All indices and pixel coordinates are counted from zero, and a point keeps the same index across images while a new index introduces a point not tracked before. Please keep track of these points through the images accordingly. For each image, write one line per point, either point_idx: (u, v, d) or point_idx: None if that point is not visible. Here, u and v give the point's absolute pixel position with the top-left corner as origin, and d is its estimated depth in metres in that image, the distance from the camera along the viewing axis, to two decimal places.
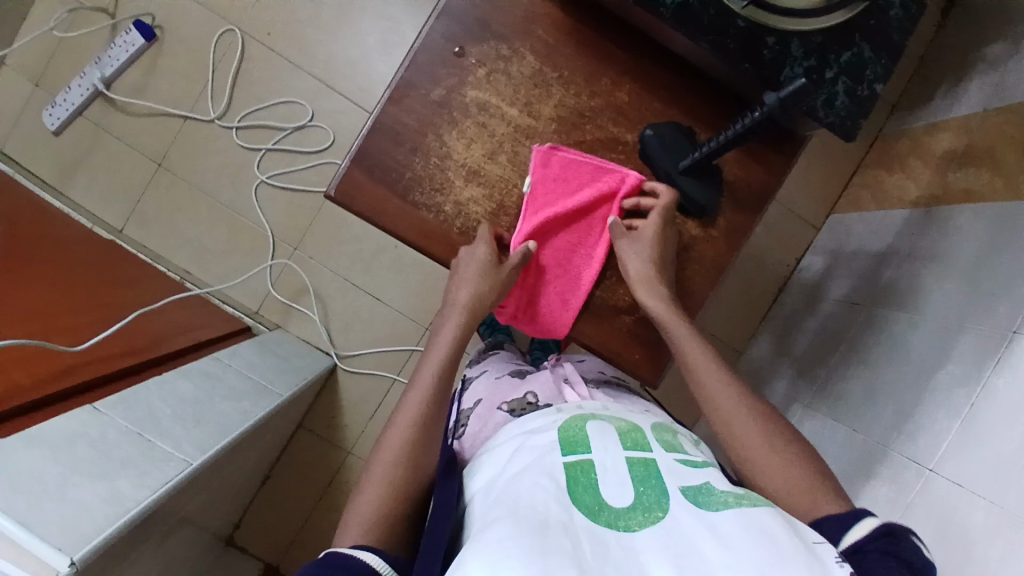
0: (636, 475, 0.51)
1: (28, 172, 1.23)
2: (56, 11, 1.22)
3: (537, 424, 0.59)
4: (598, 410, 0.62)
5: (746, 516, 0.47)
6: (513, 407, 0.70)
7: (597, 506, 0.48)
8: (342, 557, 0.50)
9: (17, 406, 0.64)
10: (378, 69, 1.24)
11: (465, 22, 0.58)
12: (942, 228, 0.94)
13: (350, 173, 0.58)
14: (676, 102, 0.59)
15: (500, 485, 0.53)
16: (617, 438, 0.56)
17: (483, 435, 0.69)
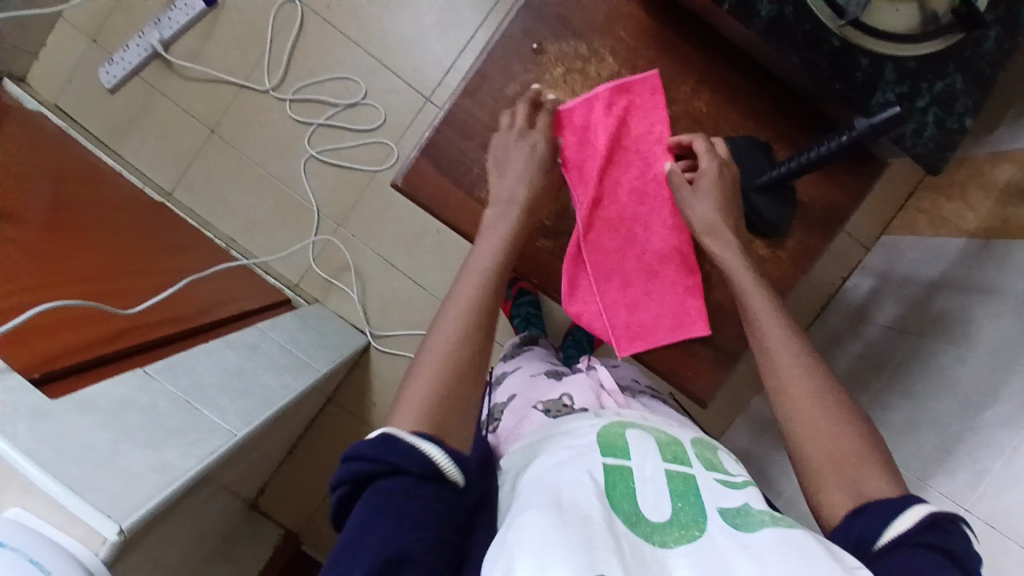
0: (675, 489, 0.49)
1: (85, 129, 1.25)
2: None
3: (574, 426, 0.57)
4: (636, 419, 0.59)
5: (785, 535, 0.44)
6: (549, 407, 0.66)
7: (636, 514, 0.46)
8: (400, 441, 0.46)
9: (68, 368, 0.66)
10: (434, 51, 1.23)
11: (547, 18, 0.56)
12: (1001, 262, 0.91)
13: (418, 164, 0.57)
14: (755, 116, 0.57)
15: (534, 477, 0.51)
16: (657, 450, 0.54)
17: (517, 433, 0.65)
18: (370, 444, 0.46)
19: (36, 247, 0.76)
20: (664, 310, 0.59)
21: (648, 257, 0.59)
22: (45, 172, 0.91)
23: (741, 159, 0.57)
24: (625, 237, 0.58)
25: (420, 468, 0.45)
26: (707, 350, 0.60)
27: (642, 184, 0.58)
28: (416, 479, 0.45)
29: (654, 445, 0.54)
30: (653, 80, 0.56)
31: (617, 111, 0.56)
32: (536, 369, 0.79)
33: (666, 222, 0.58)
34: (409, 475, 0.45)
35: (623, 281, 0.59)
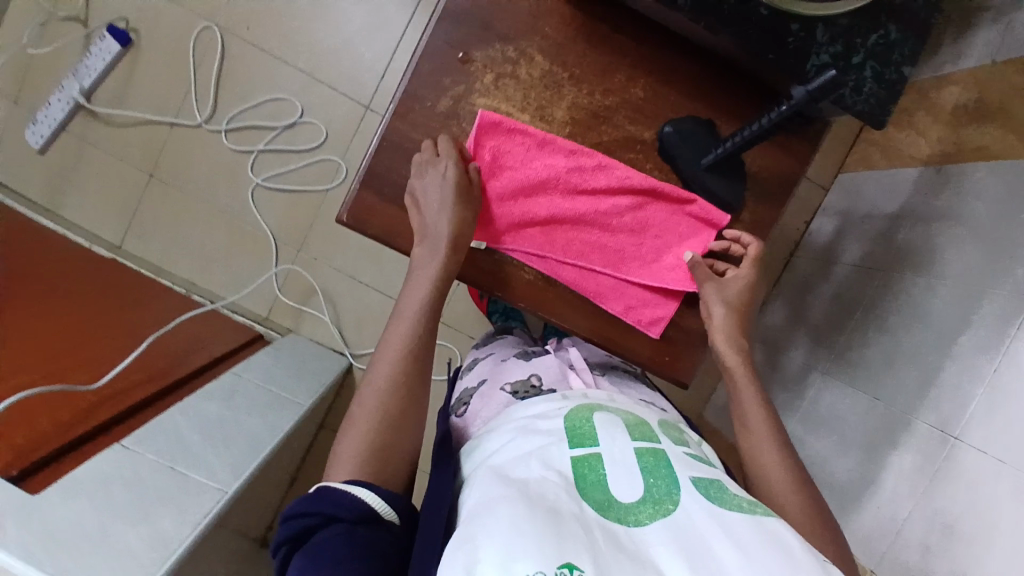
0: (645, 465, 0.43)
1: (15, 192, 1.19)
2: (22, 24, 1.16)
3: (541, 408, 0.50)
4: (603, 400, 0.52)
5: (764, 524, 0.39)
6: (516, 388, 0.58)
7: (607, 502, 0.40)
8: (335, 493, 0.46)
9: (44, 457, 0.64)
10: (366, 56, 1.19)
11: (468, 25, 0.54)
12: (957, 186, 0.92)
13: (361, 196, 0.56)
14: (694, 95, 0.57)
15: (494, 461, 0.45)
16: (625, 430, 0.47)
17: (483, 416, 0.57)
18: (304, 500, 0.47)
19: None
20: (631, 297, 0.59)
21: (615, 241, 0.59)
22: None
23: (683, 143, 0.56)
24: (585, 229, 0.58)
25: (353, 512, 0.45)
26: (680, 335, 0.61)
27: (563, 190, 0.57)
28: (351, 524, 0.45)
29: (622, 424, 0.47)
30: (485, 120, 0.54)
31: (489, 157, 0.56)
32: (507, 353, 0.69)
33: (613, 195, 0.57)
34: (344, 521, 0.45)
35: (584, 273, 0.58)
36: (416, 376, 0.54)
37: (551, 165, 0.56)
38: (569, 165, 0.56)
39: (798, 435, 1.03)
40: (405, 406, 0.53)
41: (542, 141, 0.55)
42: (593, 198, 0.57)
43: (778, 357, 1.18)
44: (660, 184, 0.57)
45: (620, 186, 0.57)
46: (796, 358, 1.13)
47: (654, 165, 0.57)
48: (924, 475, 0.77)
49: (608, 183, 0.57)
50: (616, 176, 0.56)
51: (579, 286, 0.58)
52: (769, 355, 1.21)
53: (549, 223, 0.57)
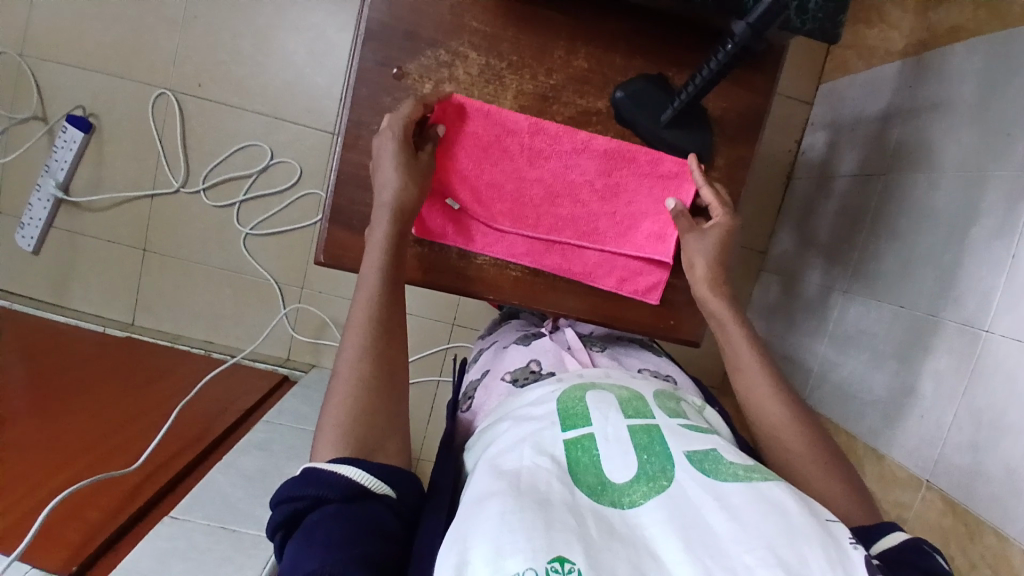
0: (639, 443, 0.43)
1: (25, 297, 1.23)
2: None
3: (535, 396, 0.50)
4: (600, 377, 0.52)
5: (760, 490, 0.39)
6: (516, 376, 0.57)
7: (600, 484, 0.41)
8: (321, 472, 0.43)
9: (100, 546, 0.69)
10: (319, 83, 1.18)
11: (394, 39, 0.53)
12: (941, 71, 0.88)
13: (332, 233, 0.56)
14: (639, 53, 0.55)
15: (490, 450, 0.45)
16: (617, 407, 0.46)
17: (486, 407, 0.57)
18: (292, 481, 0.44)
19: (25, 444, 0.78)
20: (621, 268, 0.59)
21: (589, 211, 0.57)
22: (11, 365, 0.93)
23: (637, 101, 0.54)
24: (558, 207, 0.57)
25: (341, 492, 0.43)
26: (679, 295, 0.60)
27: (527, 166, 0.56)
28: (340, 503, 0.42)
29: (615, 401, 0.47)
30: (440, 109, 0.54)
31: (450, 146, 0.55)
32: (509, 339, 0.68)
33: (577, 162, 0.56)
34: (332, 502, 0.43)
35: (566, 253, 0.58)
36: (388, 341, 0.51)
37: (506, 154, 0.56)
38: (528, 140, 0.55)
39: (829, 358, 1.01)
40: (377, 411, 0.48)
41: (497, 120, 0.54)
42: (559, 171, 0.56)
43: (795, 284, 1.16)
44: (637, 149, 0.56)
45: (584, 154, 0.56)
46: (813, 281, 1.11)
47: (614, 133, 0.56)
48: (961, 375, 0.74)
49: (572, 153, 0.56)
50: (577, 146, 0.55)
51: (566, 268, 0.58)
52: (787, 283, 1.19)
53: (522, 206, 0.57)
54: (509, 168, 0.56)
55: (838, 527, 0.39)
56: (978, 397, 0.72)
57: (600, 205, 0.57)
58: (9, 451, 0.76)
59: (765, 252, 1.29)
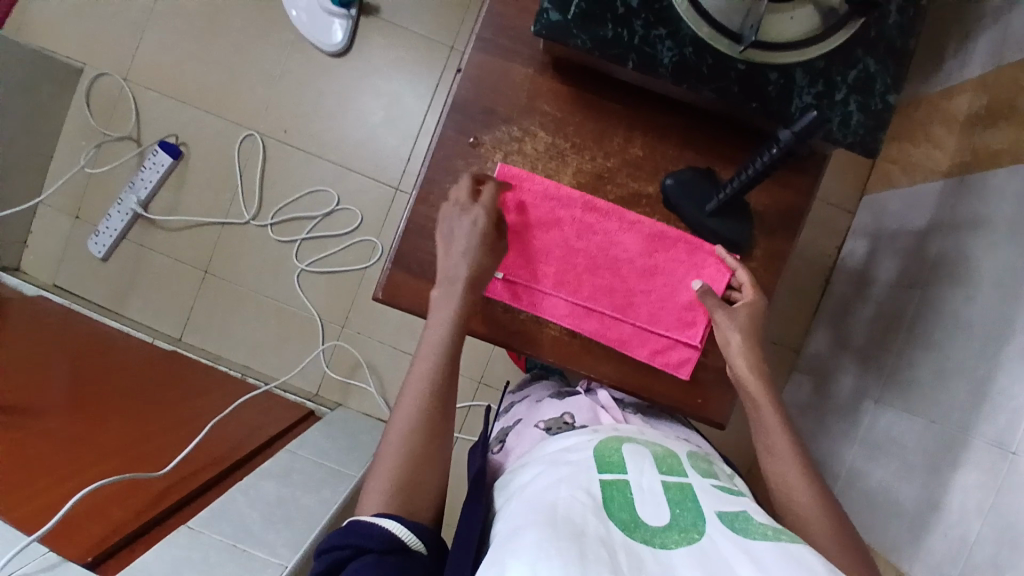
0: (672, 497, 0.46)
1: (86, 299, 1.32)
2: (85, 149, 1.32)
3: (570, 442, 0.53)
4: (633, 433, 0.56)
5: (788, 549, 0.40)
6: (550, 425, 0.61)
7: (633, 522, 0.43)
8: (364, 525, 0.50)
9: (121, 540, 0.71)
10: (390, 142, 1.29)
11: (474, 113, 0.60)
12: (982, 194, 0.92)
13: (393, 275, 0.61)
14: (691, 147, 0.60)
15: (528, 492, 0.48)
16: (653, 462, 0.50)
17: (518, 454, 0.60)
18: (340, 529, 0.51)
19: (59, 436, 0.82)
20: (655, 341, 0.61)
21: (628, 285, 0.61)
22: (62, 363, 0.98)
23: (686, 194, 0.59)
24: (599, 277, 0.61)
25: (380, 544, 0.49)
26: (711, 374, 0.62)
27: (573, 236, 0.61)
28: (379, 554, 0.49)
29: (649, 456, 0.51)
30: (497, 180, 0.60)
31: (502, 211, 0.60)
32: (543, 394, 0.71)
33: (621, 238, 0.60)
34: (372, 551, 0.49)
35: (604, 322, 0.61)
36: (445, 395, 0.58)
37: (556, 225, 0.60)
38: (575, 214, 0.60)
39: (857, 468, 0.98)
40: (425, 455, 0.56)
41: (547, 194, 0.60)
42: (604, 245, 0.61)
43: (827, 385, 1.15)
44: (681, 236, 0.60)
45: (628, 232, 0.60)
46: (845, 386, 1.10)
47: (660, 215, 0.61)
48: (987, 495, 0.72)
49: (617, 230, 0.60)
50: (624, 225, 0.60)
51: (601, 335, 0.61)
52: (818, 384, 1.18)
53: (564, 272, 0.61)
54: (556, 237, 0.61)
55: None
56: (1001, 517, 0.69)
57: (639, 281, 0.61)
58: (44, 441, 0.80)
59: (798, 351, 1.29)
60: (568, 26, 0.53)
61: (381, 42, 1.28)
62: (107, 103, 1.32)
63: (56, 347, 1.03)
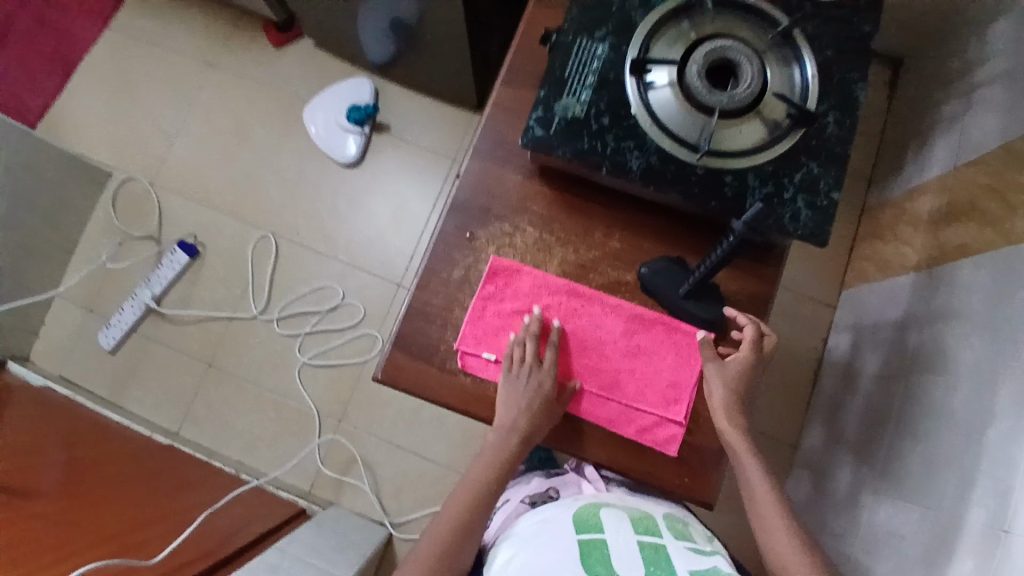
0: (646, 555, 0.54)
1: (87, 390, 1.35)
2: (108, 245, 1.41)
3: (556, 509, 0.61)
4: (612, 498, 0.64)
5: None
6: (535, 499, 0.69)
7: (609, 575, 0.51)
8: None
9: None
10: (396, 243, 1.39)
11: (471, 212, 0.68)
12: (950, 286, 0.98)
13: (393, 355, 0.65)
14: (663, 240, 0.67)
15: (516, 561, 0.56)
16: (630, 524, 0.59)
17: (501, 522, 0.70)
18: None
19: (46, 526, 0.82)
20: (642, 418, 0.64)
21: (613, 365, 0.65)
22: (56, 453, 0.99)
23: (665, 280, 0.65)
24: (586, 358, 0.65)
25: None
26: (697, 453, 0.64)
27: (560, 321, 0.66)
28: None
29: (627, 519, 0.60)
30: (489, 271, 0.66)
31: (495, 298, 0.66)
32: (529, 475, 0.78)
33: (604, 321, 0.65)
34: None
35: (592, 401, 0.64)
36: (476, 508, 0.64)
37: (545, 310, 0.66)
38: (560, 299, 0.66)
39: (861, 565, 0.96)
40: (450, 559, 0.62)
41: (534, 281, 0.66)
42: (588, 327, 0.66)
43: (825, 479, 1.14)
44: (660, 316, 0.65)
45: (612, 316, 0.65)
46: (843, 479, 1.09)
47: (639, 301, 0.66)
48: None
49: (601, 314, 0.65)
50: (607, 310, 0.65)
51: (589, 413, 0.64)
52: (816, 478, 1.17)
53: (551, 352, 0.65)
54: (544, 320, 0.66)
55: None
56: None
57: (624, 362, 0.65)
58: (29, 531, 0.79)
59: (794, 445, 1.29)
60: (551, 139, 0.62)
61: (393, 155, 1.42)
62: (134, 206, 1.43)
63: (53, 436, 1.04)
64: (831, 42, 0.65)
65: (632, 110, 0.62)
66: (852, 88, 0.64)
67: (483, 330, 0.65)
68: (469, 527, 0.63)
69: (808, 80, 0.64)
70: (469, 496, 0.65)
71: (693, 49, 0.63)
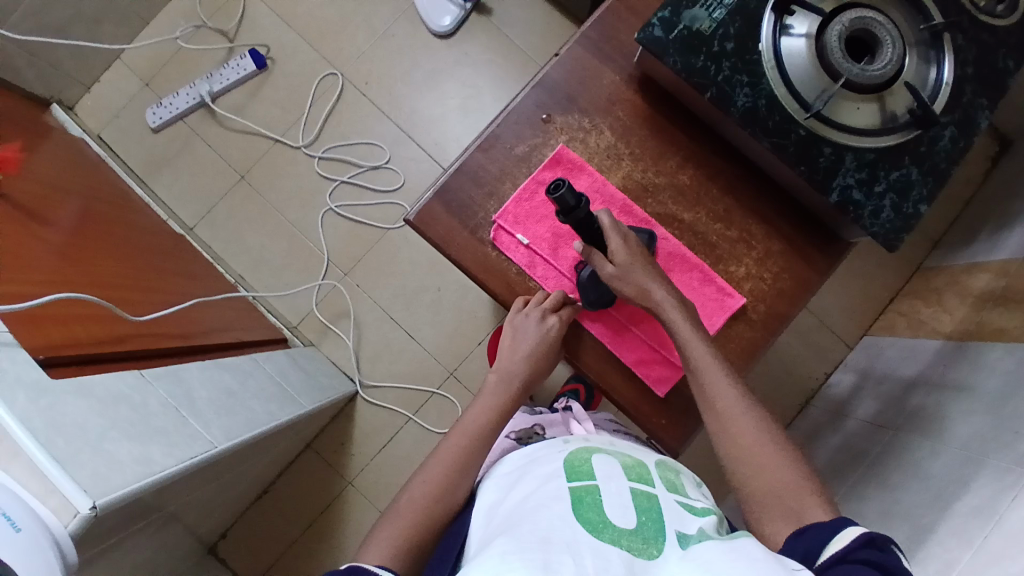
0: (638, 505, 0.54)
1: (120, 159, 1.36)
2: (182, 25, 1.39)
3: (544, 453, 0.62)
4: (603, 444, 0.64)
5: (735, 548, 0.48)
6: (520, 435, 0.70)
7: (601, 523, 0.51)
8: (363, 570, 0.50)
9: (83, 354, 0.73)
10: (456, 129, 1.36)
11: (555, 94, 0.66)
12: (974, 362, 0.96)
13: (431, 205, 0.65)
14: (731, 193, 0.65)
15: (504, 506, 0.56)
16: (622, 471, 0.59)
17: (490, 460, 0.69)
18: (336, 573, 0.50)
19: (53, 250, 0.82)
20: (644, 351, 0.65)
21: None
22: (76, 197, 0.99)
23: (592, 290, 0.63)
24: None
25: None
26: (680, 401, 0.65)
27: None
28: None
29: (619, 466, 0.59)
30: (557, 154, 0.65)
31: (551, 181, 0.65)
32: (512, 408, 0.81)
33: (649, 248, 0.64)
34: None
35: (603, 316, 0.65)
36: (472, 450, 0.63)
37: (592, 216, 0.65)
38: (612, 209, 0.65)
39: None
40: (438, 499, 0.60)
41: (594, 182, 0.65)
42: None
43: None
44: (706, 265, 0.65)
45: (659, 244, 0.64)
46: None
47: (685, 244, 0.65)
48: None
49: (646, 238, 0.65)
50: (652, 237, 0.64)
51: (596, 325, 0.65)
52: None
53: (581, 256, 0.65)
54: None
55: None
56: None
57: None
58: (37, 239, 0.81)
59: None
60: (667, 44, 0.59)
61: (482, 42, 1.37)
62: None
63: (78, 182, 1.05)
64: (973, 58, 0.59)
65: (759, 46, 0.58)
66: (978, 111, 0.59)
67: (525, 212, 0.65)
68: (461, 468, 0.62)
69: (941, 85, 0.59)
70: (465, 442, 0.64)
71: (844, 8, 0.58)
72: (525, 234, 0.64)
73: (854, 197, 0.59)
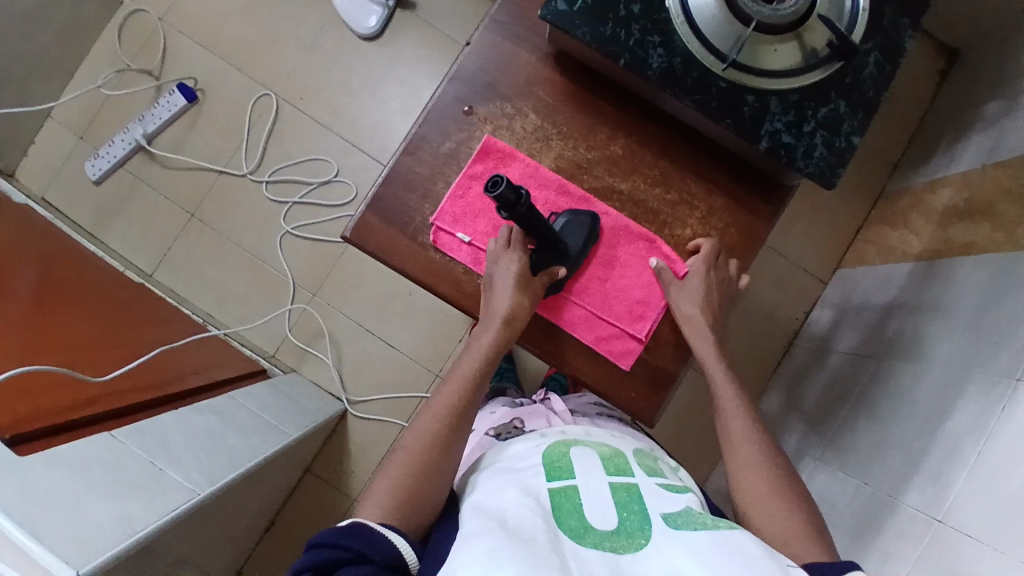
0: (619, 500, 0.54)
1: (67, 218, 1.33)
2: (104, 71, 1.35)
3: (522, 449, 0.62)
4: (579, 435, 0.64)
5: (721, 537, 0.48)
6: (498, 432, 0.72)
7: (582, 529, 0.51)
8: (376, 535, 0.51)
9: (51, 425, 0.71)
10: (400, 130, 1.34)
11: (473, 85, 0.64)
12: (946, 278, 0.96)
13: (366, 217, 0.63)
14: (666, 156, 0.64)
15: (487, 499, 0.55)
16: (599, 463, 0.59)
17: (470, 459, 0.70)
18: (342, 527, 0.51)
19: (8, 321, 0.81)
20: (602, 328, 0.64)
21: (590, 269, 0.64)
22: (28, 262, 0.97)
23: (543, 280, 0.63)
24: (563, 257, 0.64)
25: (385, 559, 0.50)
26: (647, 372, 0.65)
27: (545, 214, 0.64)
28: (378, 567, 0.49)
29: (597, 457, 0.60)
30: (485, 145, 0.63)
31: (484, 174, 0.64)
32: (495, 406, 0.82)
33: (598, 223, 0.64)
34: (373, 563, 0.49)
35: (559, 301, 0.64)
36: (455, 424, 0.60)
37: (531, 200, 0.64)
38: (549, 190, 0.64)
39: None
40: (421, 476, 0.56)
41: (525, 166, 0.64)
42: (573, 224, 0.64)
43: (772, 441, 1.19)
44: (656, 235, 0.64)
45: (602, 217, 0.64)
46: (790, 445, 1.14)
47: (627, 214, 0.64)
48: None
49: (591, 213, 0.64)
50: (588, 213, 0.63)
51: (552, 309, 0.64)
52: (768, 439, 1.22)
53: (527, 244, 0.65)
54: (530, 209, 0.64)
55: (797, 571, 0.48)
56: None
57: (604, 268, 0.64)
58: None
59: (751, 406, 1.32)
60: (574, 16, 0.57)
61: (412, 37, 1.34)
62: (136, 36, 1.36)
63: (27, 247, 1.02)
64: None
65: (666, 4, 0.57)
66: (898, 33, 0.58)
67: (463, 209, 0.64)
68: (446, 442, 0.59)
69: (858, 12, 0.58)
70: (445, 413, 0.60)
71: None
72: (464, 233, 0.63)
73: (784, 141, 0.58)
